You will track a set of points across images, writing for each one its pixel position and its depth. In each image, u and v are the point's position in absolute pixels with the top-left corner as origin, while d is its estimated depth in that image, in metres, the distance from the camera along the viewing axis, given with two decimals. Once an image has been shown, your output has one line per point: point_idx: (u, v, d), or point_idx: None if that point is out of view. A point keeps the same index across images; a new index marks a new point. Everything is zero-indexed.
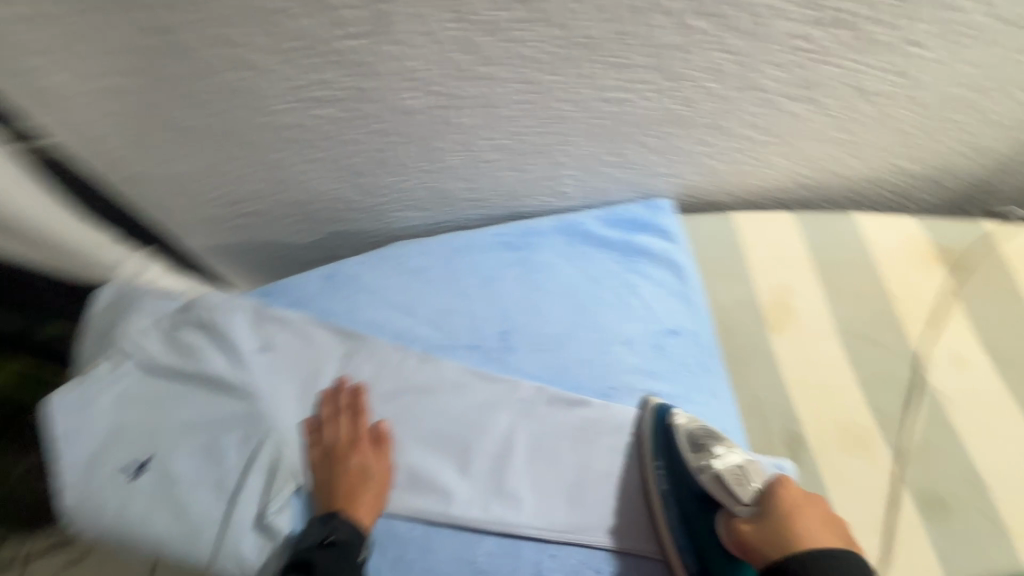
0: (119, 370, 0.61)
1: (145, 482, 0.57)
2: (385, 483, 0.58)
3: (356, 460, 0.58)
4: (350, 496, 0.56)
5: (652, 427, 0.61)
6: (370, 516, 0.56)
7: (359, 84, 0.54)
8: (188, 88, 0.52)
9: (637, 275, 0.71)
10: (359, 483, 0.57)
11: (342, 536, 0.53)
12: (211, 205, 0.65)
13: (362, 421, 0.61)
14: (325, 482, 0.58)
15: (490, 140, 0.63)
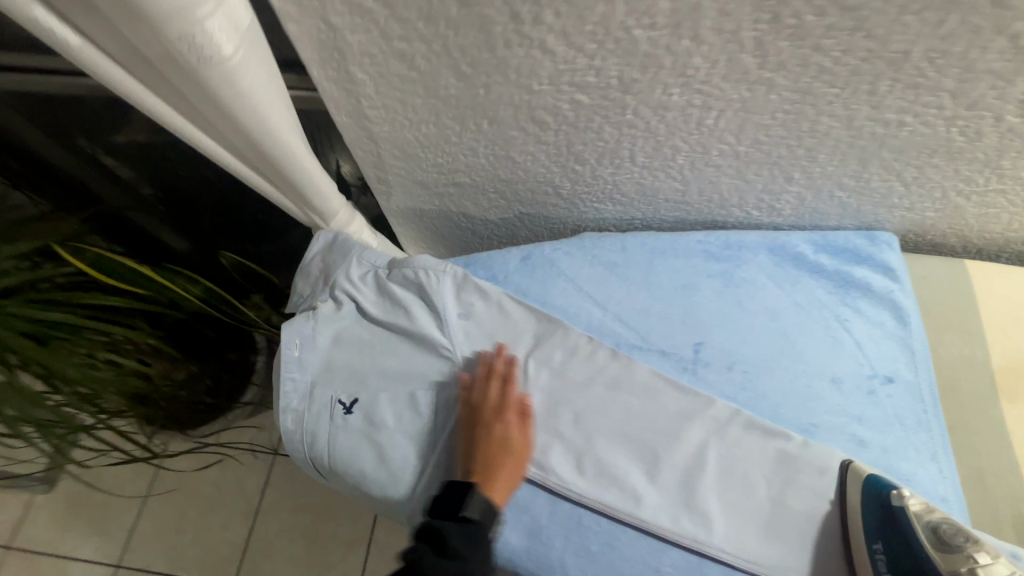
0: (341, 312, 0.68)
1: (354, 420, 0.62)
2: (522, 459, 0.59)
3: (499, 431, 0.59)
4: (488, 471, 0.57)
5: (862, 483, 0.55)
6: (504, 490, 0.57)
7: (626, 74, 0.53)
8: (461, 58, 0.54)
9: (851, 310, 0.66)
10: (499, 458, 0.58)
11: (474, 515, 0.54)
12: (430, 170, 0.73)
13: (507, 393, 0.61)
14: (467, 446, 0.60)
15: (729, 144, 0.61)
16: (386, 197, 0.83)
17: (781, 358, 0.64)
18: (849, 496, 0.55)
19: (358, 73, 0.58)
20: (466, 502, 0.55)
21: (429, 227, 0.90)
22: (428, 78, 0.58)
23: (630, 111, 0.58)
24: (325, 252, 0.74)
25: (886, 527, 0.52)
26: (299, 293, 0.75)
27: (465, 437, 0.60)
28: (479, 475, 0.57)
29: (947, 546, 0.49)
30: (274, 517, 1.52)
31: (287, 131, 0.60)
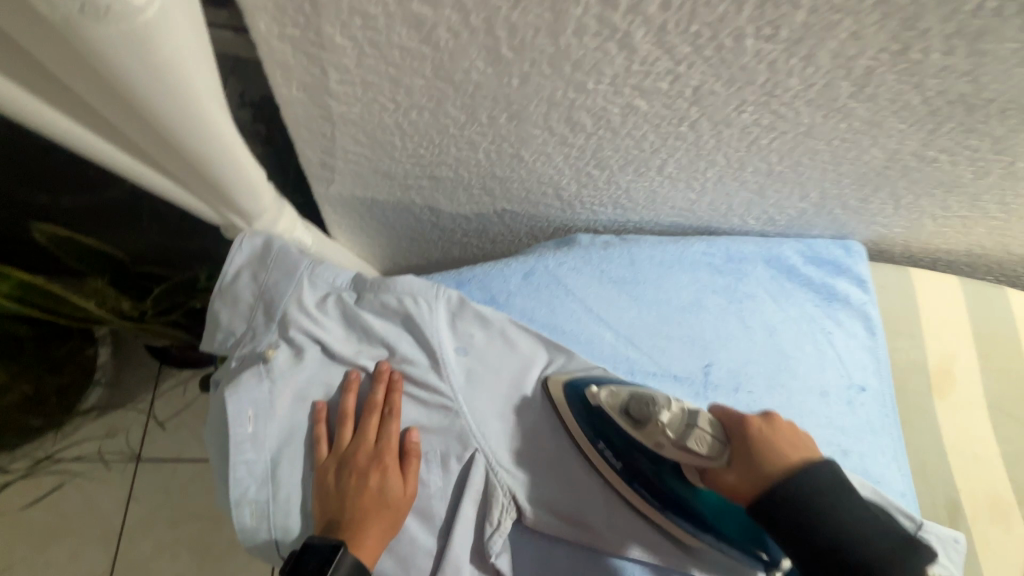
0: (304, 360, 0.51)
1: None
2: (403, 509, 0.49)
3: (377, 480, 0.49)
4: (356, 526, 0.46)
5: (563, 392, 0.55)
6: (376, 549, 0.47)
7: (706, 85, 0.43)
8: (503, 39, 0.38)
9: (833, 322, 0.69)
10: (371, 512, 0.48)
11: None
12: (403, 159, 0.56)
13: (390, 432, 0.51)
14: (329, 499, 0.48)
15: (766, 163, 0.55)
16: (327, 186, 0.62)
17: (780, 375, 0.65)
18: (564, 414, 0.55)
19: (335, 37, 0.39)
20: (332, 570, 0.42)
21: (378, 221, 0.72)
22: (444, 58, 0.40)
23: (688, 123, 0.48)
24: (257, 268, 0.53)
25: (594, 424, 0.53)
26: (226, 328, 0.53)
27: (333, 489, 0.48)
28: (347, 534, 0.46)
29: (641, 421, 0.49)
30: (140, 541, 1.22)
31: (219, 122, 0.40)
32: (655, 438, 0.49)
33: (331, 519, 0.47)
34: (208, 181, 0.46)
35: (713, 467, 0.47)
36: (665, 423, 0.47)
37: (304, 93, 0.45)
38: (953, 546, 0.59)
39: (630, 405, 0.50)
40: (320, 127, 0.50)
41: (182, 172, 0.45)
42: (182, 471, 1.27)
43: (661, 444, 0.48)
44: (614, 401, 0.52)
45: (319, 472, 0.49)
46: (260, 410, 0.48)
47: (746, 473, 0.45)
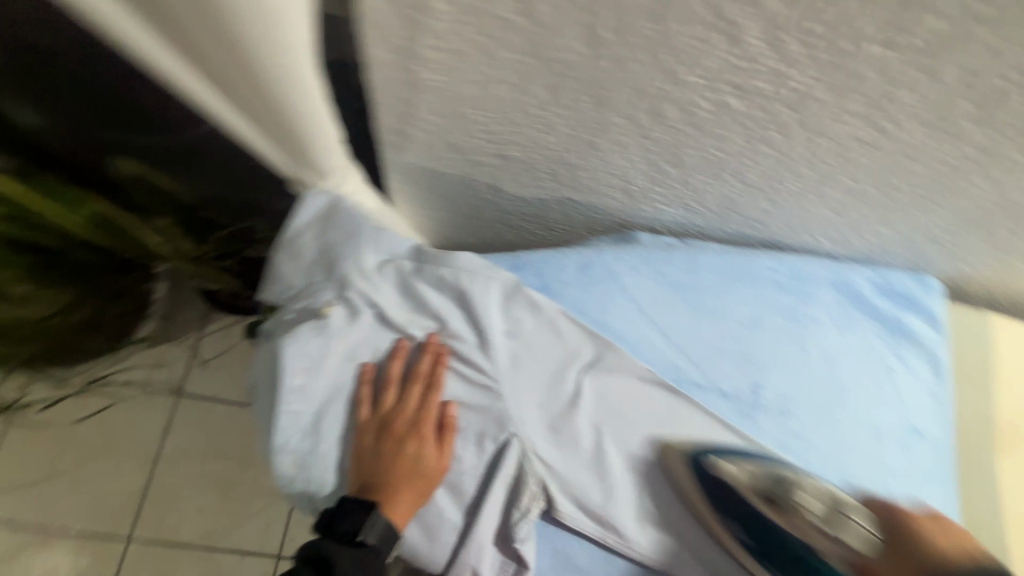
0: (359, 322, 0.52)
1: None
2: (433, 479, 0.51)
3: (412, 448, 0.50)
4: (390, 489, 0.49)
5: (685, 460, 0.54)
6: (404, 515, 0.49)
7: (809, 89, 0.41)
8: (605, 20, 0.37)
9: (898, 359, 0.65)
10: (404, 478, 0.49)
11: (372, 540, 0.47)
12: (476, 134, 0.55)
13: (430, 404, 0.52)
14: (366, 459, 0.50)
15: (854, 181, 0.52)
16: (395, 152, 0.63)
17: (833, 407, 0.62)
18: (678, 475, 0.55)
19: (435, 1, 0.38)
20: (364, 526, 0.47)
21: (438, 194, 0.72)
22: (540, 34, 0.40)
23: (780, 129, 0.46)
24: (321, 227, 0.54)
25: (718, 496, 0.53)
26: (287, 280, 0.55)
27: (371, 450, 0.50)
28: (382, 497, 0.48)
29: (787, 509, 0.50)
30: (174, 469, 1.29)
31: (309, 72, 0.40)
32: (797, 524, 0.49)
33: (367, 479, 0.49)
34: (289, 133, 0.47)
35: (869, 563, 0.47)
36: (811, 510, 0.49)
37: (394, 56, 0.45)
38: None
39: (772, 488, 0.50)
40: (402, 92, 0.50)
41: (266, 122, 0.46)
42: (218, 410, 1.34)
43: (806, 531, 0.49)
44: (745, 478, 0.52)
45: (359, 431, 0.51)
46: (310, 364, 0.50)
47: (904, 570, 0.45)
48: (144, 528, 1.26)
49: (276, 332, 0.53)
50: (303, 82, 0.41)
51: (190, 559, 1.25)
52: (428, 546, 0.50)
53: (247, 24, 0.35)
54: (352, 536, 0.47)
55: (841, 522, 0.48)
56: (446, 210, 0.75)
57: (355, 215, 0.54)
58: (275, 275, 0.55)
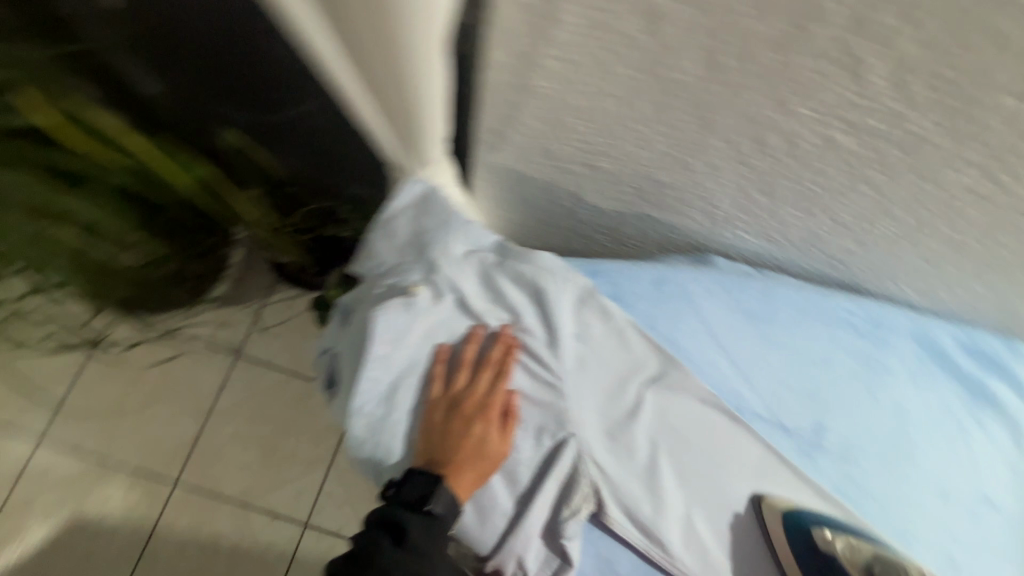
0: (441, 305, 0.56)
1: None
2: (494, 463, 0.53)
3: (478, 429, 0.52)
4: (456, 465, 0.51)
5: (784, 519, 0.55)
6: (467, 491, 0.51)
7: (925, 133, 0.41)
8: (729, 47, 0.39)
9: (976, 423, 0.62)
10: (468, 457, 0.52)
11: (439, 509, 0.49)
12: (572, 142, 0.57)
13: (500, 392, 0.54)
14: (436, 433, 0.53)
15: (953, 231, 0.51)
16: (487, 152, 0.65)
17: (899, 461, 0.59)
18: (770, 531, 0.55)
19: (568, 14, 0.41)
20: (434, 495, 0.49)
21: (518, 196, 0.74)
22: (661, 54, 0.42)
23: (884, 170, 0.46)
24: (417, 211, 0.57)
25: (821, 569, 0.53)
26: (379, 257, 0.58)
27: (441, 425, 0.53)
28: (448, 471, 0.51)
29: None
30: (225, 424, 1.37)
31: (441, 70, 0.43)
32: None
33: (436, 453, 0.52)
34: (407, 123, 0.50)
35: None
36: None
37: (514, 61, 0.48)
38: None
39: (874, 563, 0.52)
40: (512, 96, 0.53)
41: (389, 111, 0.50)
42: (271, 375, 1.41)
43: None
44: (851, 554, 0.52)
45: (430, 406, 0.54)
46: (393, 337, 0.53)
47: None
48: (191, 476, 1.34)
49: (363, 305, 0.57)
50: (434, 79, 0.44)
51: (229, 512, 1.32)
52: (480, 527, 0.53)
53: (406, 17, 0.38)
54: (422, 504, 0.50)
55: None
56: (523, 212, 0.78)
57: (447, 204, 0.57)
58: (368, 251, 0.59)
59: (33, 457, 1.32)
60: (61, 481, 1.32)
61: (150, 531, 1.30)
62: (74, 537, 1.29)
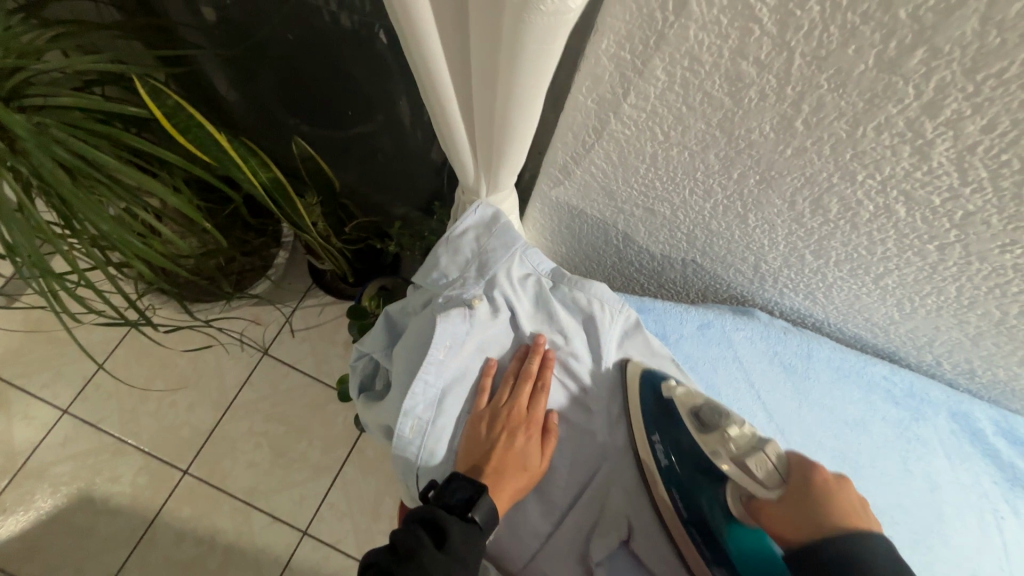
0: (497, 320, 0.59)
1: None
2: (533, 477, 0.55)
3: (520, 443, 0.55)
4: (499, 476, 0.52)
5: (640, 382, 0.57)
6: (506, 503, 0.52)
7: (982, 214, 0.43)
8: (804, 112, 0.42)
9: (1011, 509, 0.61)
10: (510, 469, 0.53)
11: (481, 518, 0.49)
12: (633, 185, 0.62)
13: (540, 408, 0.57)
14: (479, 443, 0.55)
15: (1000, 310, 0.53)
16: (550, 187, 0.70)
17: (927, 535, 0.59)
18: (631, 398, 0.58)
19: (656, 69, 0.45)
20: (476, 503, 0.49)
21: (570, 230, 0.78)
22: (737, 114, 0.46)
23: (937, 244, 0.48)
24: (482, 232, 0.61)
25: (658, 415, 0.55)
26: (443, 269, 0.62)
27: (484, 436, 0.55)
28: (489, 478, 0.52)
29: (707, 427, 0.51)
30: (240, 419, 1.39)
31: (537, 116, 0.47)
32: (715, 447, 0.50)
33: (477, 461, 0.54)
34: (493, 154, 0.54)
35: (763, 498, 0.47)
36: (733, 437, 0.50)
37: (596, 106, 0.53)
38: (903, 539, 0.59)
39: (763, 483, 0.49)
40: (585, 137, 0.58)
41: (478, 142, 0.54)
42: (292, 377, 1.43)
43: (717, 453, 0.50)
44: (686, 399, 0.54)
45: (476, 417, 0.57)
46: (450, 345, 0.56)
47: (795, 516, 0.44)
48: (200, 466, 1.34)
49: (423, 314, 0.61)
50: (529, 122, 0.48)
51: (231, 507, 1.32)
52: (513, 542, 0.56)
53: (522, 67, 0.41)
54: (466, 510, 0.49)
55: (751, 452, 0.48)
56: (571, 247, 0.82)
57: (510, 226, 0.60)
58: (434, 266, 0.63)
59: (54, 428, 1.35)
60: (76, 454, 1.34)
61: (154, 516, 1.30)
62: (77, 513, 1.30)
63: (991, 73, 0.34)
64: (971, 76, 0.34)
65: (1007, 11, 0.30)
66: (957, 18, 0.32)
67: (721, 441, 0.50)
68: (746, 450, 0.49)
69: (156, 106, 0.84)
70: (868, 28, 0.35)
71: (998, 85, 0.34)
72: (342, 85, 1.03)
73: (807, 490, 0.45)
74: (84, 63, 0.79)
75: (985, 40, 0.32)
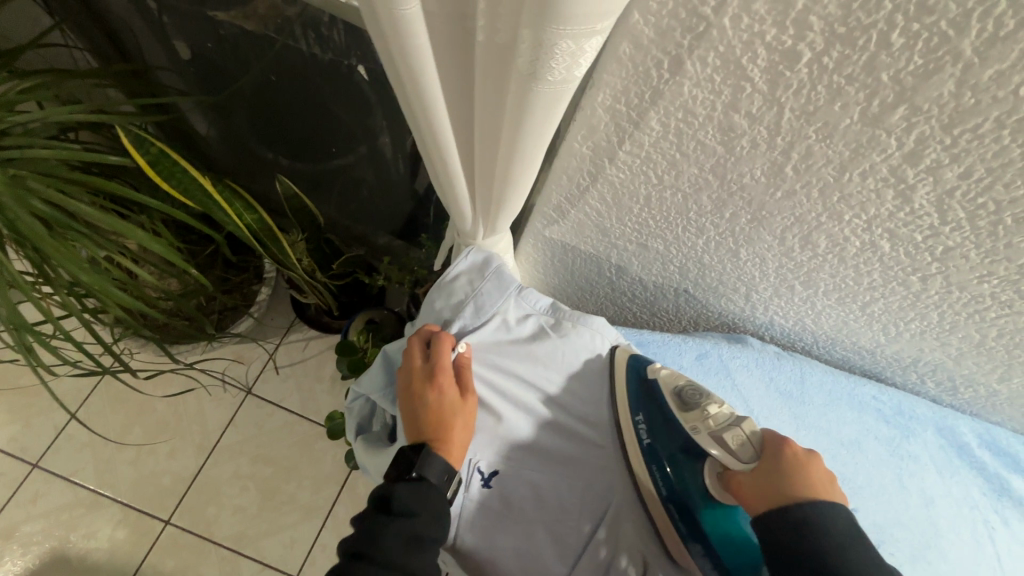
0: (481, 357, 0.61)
1: (487, 496, 0.57)
2: (473, 417, 0.58)
3: (443, 396, 0.56)
4: (440, 436, 0.55)
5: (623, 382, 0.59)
6: (458, 452, 0.55)
7: (958, 249, 0.46)
8: (793, 160, 0.45)
9: (1001, 520, 0.63)
10: (446, 423, 0.56)
11: (430, 475, 0.52)
12: (626, 222, 0.63)
13: (439, 346, 0.59)
14: (414, 415, 0.57)
15: (978, 333, 0.56)
16: (543, 224, 0.71)
17: (927, 551, 0.61)
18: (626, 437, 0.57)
19: (651, 120, 0.47)
20: (422, 466, 0.52)
21: (563, 264, 0.80)
22: (730, 160, 0.48)
23: (919, 275, 0.51)
24: (475, 274, 0.63)
25: (655, 442, 0.54)
26: (436, 314, 0.65)
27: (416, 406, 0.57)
28: (432, 440, 0.55)
29: (688, 405, 0.53)
30: (225, 462, 1.34)
31: (533, 171, 0.48)
32: (694, 423, 0.52)
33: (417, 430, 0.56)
34: (493, 203, 0.55)
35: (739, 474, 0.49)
36: (711, 414, 0.52)
37: (590, 151, 0.54)
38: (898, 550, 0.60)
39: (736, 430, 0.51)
40: (578, 178, 0.59)
41: (478, 192, 0.55)
42: (278, 416, 1.39)
43: (696, 429, 0.52)
44: (671, 378, 0.56)
45: (404, 392, 0.59)
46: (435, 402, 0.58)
47: (764, 487, 0.47)
48: (183, 516, 1.28)
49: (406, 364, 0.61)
50: (528, 176, 0.49)
51: (217, 557, 1.26)
52: None
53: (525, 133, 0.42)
54: (410, 472, 0.53)
55: (729, 427, 0.50)
56: (562, 279, 0.84)
57: (493, 262, 0.63)
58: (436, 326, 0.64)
59: (23, 483, 1.28)
60: (47, 512, 1.26)
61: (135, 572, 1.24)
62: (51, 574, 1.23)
63: (967, 128, 0.36)
64: (949, 130, 0.37)
65: (981, 76, 0.33)
66: (936, 80, 0.34)
67: (701, 417, 0.52)
68: (724, 426, 0.51)
69: (140, 156, 0.83)
70: (853, 88, 0.37)
71: (973, 139, 0.37)
72: (325, 122, 1.04)
73: (777, 463, 0.47)
74: (60, 113, 0.77)
75: (961, 100, 0.35)
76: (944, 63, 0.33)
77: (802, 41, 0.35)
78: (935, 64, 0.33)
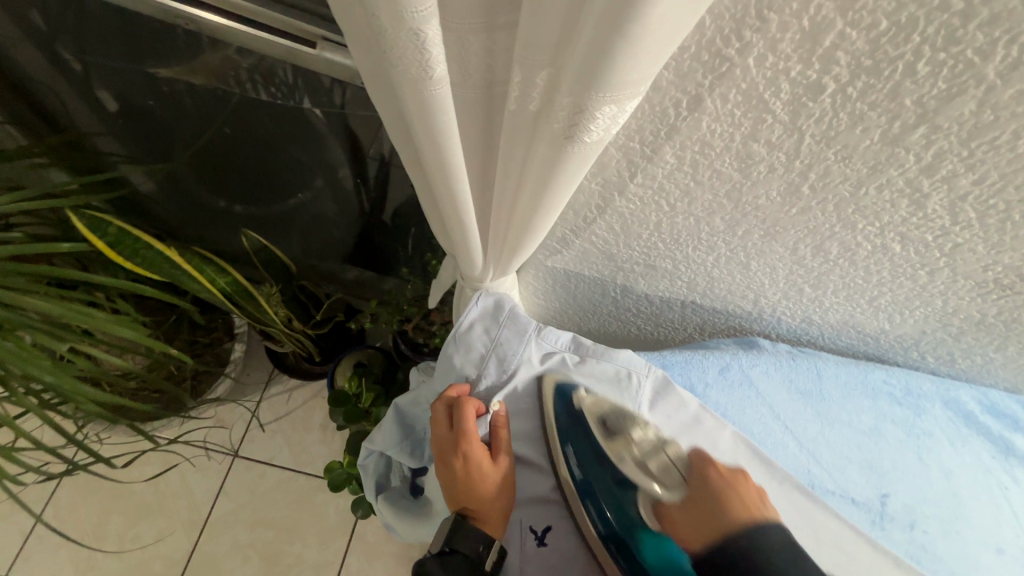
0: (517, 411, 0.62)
1: (548, 554, 0.55)
2: (506, 484, 0.56)
3: (477, 464, 0.55)
4: (476, 506, 0.53)
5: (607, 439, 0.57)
6: (496, 523, 0.54)
7: (968, 243, 0.48)
8: (808, 180, 0.45)
9: (1011, 479, 0.67)
10: (482, 492, 0.54)
11: (471, 549, 0.49)
12: (633, 249, 0.63)
13: (466, 411, 0.57)
14: (450, 484, 0.55)
15: (979, 312, 0.58)
16: (545, 256, 0.70)
17: (956, 522, 0.63)
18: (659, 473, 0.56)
19: (666, 154, 0.47)
20: (463, 538, 0.50)
21: (566, 291, 0.79)
22: (745, 184, 0.48)
23: (927, 269, 0.53)
24: (488, 321, 0.63)
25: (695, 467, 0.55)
26: (459, 369, 0.64)
27: (451, 475, 0.55)
28: (470, 511, 0.53)
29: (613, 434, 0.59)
30: (220, 535, 1.24)
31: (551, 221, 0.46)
32: (620, 451, 0.58)
33: (454, 501, 0.54)
34: (508, 251, 0.53)
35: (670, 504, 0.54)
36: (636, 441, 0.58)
37: (600, 187, 0.53)
38: (923, 527, 0.62)
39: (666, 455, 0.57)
40: (586, 212, 0.58)
41: (492, 241, 0.53)
42: (269, 476, 1.30)
43: (622, 458, 0.58)
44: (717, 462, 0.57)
45: (438, 460, 0.57)
46: None
47: (696, 519, 0.52)
48: None
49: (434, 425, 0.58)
50: (546, 227, 0.47)
51: None
52: None
53: (548, 191, 0.40)
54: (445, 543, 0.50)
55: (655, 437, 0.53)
56: (565, 306, 0.83)
57: (501, 303, 0.63)
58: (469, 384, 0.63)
59: None
60: None
61: None
62: None
63: (984, 141, 0.37)
64: (966, 144, 0.38)
65: (1001, 95, 0.34)
66: (957, 102, 0.35)
67: (625, 445, 0.58)
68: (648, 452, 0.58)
69: (97, 239, 0.77)
70: (875, 113, 0.37)
71: (989, 150, 0.38)
72: (284, 167, 0.98)
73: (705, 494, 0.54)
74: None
75: (980, 117, 0.36)
76: (966, 86, 0.34)
77: (827, 74, 0.36)
78: (958, 87, 0.34)
